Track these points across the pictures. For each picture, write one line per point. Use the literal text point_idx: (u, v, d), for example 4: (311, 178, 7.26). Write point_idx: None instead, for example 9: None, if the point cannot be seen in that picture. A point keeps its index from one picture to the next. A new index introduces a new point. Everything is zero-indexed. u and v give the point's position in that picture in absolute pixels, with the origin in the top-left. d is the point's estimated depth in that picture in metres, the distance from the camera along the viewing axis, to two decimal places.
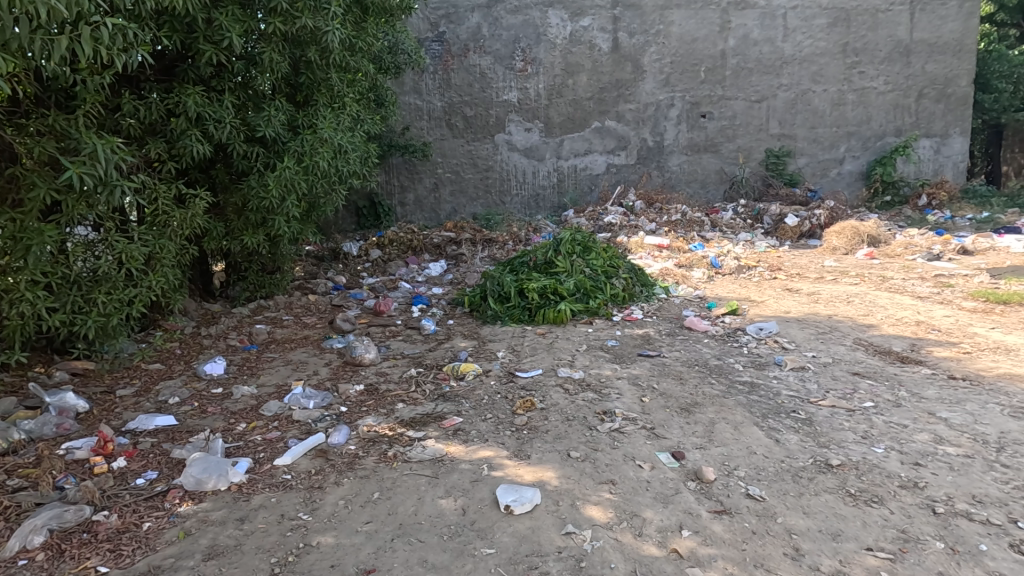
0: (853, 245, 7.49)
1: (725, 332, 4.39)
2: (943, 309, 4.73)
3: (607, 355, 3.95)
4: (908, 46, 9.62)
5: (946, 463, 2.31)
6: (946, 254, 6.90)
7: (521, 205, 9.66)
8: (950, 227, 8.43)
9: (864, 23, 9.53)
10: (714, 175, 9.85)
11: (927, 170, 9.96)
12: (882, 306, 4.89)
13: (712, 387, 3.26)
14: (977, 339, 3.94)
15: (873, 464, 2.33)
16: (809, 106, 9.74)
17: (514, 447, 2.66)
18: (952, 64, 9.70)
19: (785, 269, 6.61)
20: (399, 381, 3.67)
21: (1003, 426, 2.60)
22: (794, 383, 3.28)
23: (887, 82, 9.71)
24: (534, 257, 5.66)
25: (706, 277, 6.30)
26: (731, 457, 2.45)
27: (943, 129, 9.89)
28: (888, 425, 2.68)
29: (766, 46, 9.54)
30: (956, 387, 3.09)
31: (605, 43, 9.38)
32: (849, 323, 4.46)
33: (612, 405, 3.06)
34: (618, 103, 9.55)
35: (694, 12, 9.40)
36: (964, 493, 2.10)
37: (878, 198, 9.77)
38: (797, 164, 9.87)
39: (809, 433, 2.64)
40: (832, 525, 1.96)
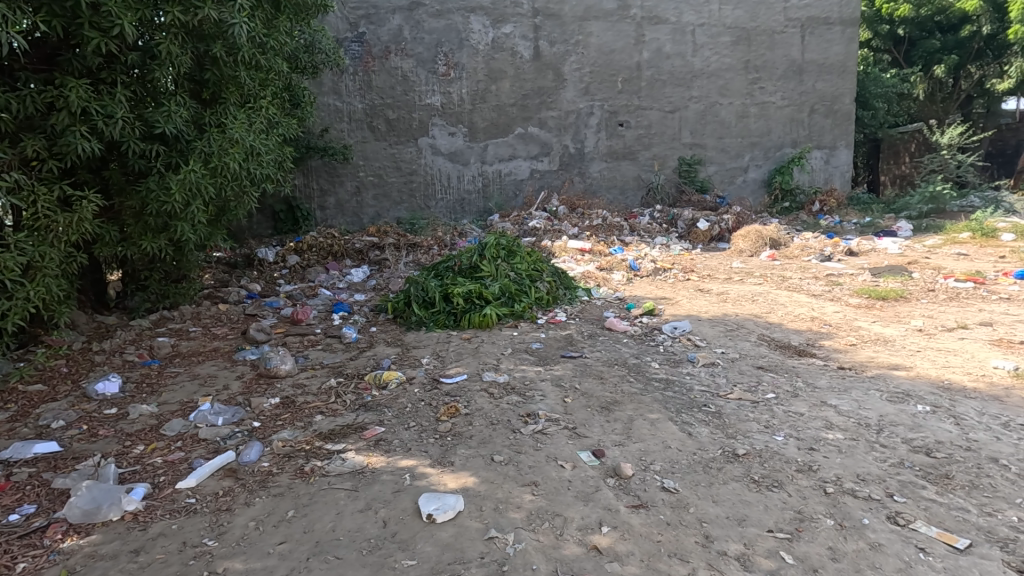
0: (758, 248, 8.06)
1: (643, 331, 4.58)
2: (834, 305, 5.18)
3: (532, 357, 4.00)
4: (801, 65, 10.51)
5: (835, 447, 2.52)
6: (835, 255, 7.58)
7: (446, 209, 9.61)
8: (839, 231, 9.27)
9: (763, 42, 10.30)
10: (632, 181, 10.26)
11: (819, 179, 10.91)
12: (782, 304, 5.29)
13: (631, 385, 3.39)
14: (861, 331, 4.36)
15: (774, 451, 2.51)
16: (716, 118, 10.39)
17: (438, 454, 2.62)
18: (838, 83, 10.70)
19: (697, 271, 7.00)
20: (318, 393, 3.52)
21: (883, 410, 2.87)
22: (705, 378, 3.48)
23: (784, 98, 10.54)
24: (459, 262, 5.64)
25: (625, 279, 6.54)
26: (648, 452, 2.55)
27: (832, 141, 10.87)
28: (787, 414, 2.90)
29: (677, 60, 10.08)
30: (844, 376, 3.40)
31: (527, 50, 9.54)
32: (753, 319, 4.79)
33: (536, 407, 3.10)
34: (541, 110, 9.74)
35: (611, 24, 9.76)
36: (850, 473, 2.30)
37: (778, 204, 10.59)
38: (707, 172, 10.51)
39: (718, 425, 2.81)
40: (738, 511, 2.08)
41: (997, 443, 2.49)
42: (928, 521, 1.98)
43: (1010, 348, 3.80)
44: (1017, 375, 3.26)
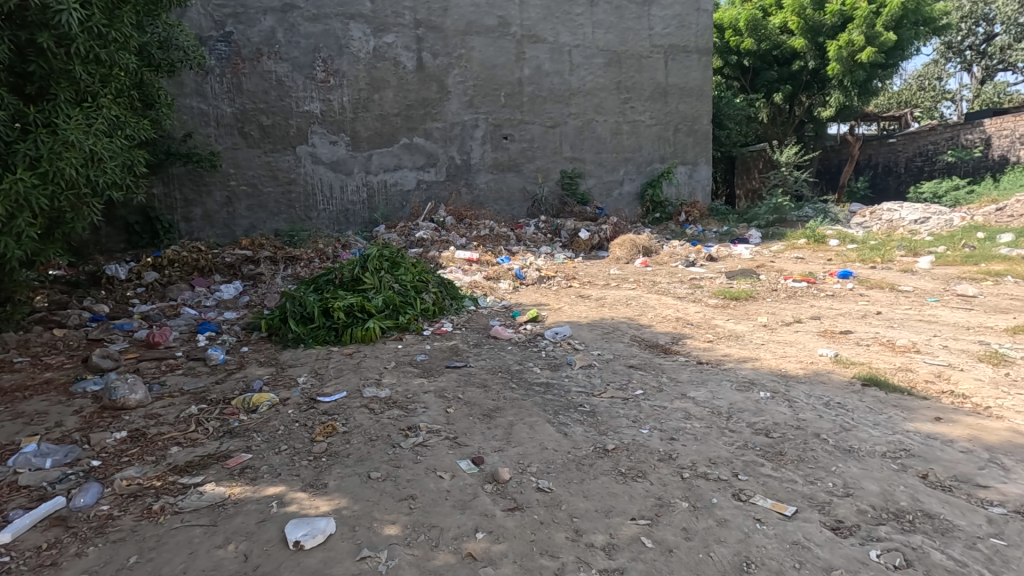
0: (633, 255, 8.67)
1: (526, 338, 4.70)
2: (696, 306, 5.68)
3: (416, 370, 3.95)
4: (665, 88, 11.48)
5: (692, 435, 2.75)
6: (699, 260, 8.34)
7: (329, 220, 9.23)
8: (702, 239, 10.23)
9: (632, 66, 11.13)
10: (518, 193, 10.55)
11: (684, 192, 11.96)
12: (652, 307, 5.72)
13: (513, 391, 3.46)
14: (717, 328, 4.83)
15: (640, 443, 2.69)
16: (593, 134, 11.02)
17: (310, 477, 2.48)
18: (697, 105, 11.80)
19: (578, 278, 7.36)
20: (175, 422, 3.19)
21: (732, 398, 3.20)
22: (582, 379, 3.66)
23: (652, 117, 11.45)
24: (340, 274, 5.43)
25: (511, 288, 6.69)
26: (525, 455, 2.62)
27: (694, 158, 11.97)
28: (653, 408, 3.13)
29: (555, 78, 10.56)
30: (703, 370, 3.74)
31: (410, 61, 9.48)
32: (627, 322, 5.12)
33: (417, 420, 3.05)
34: (425, 121, 9.71)
35: (492, 40, 10.02)
36: (703, 457, 2.52)
37: (650, 215, 11.45)
38: (586, 185, 11.10)
39: (591, 423, 2.95)
40: (606, 504, 2.20)
41: (821, 420, 2.86)
42: (765, 495, 2.21)
43: (834, 337, 4.40)
44: (837, 360, 3.79)
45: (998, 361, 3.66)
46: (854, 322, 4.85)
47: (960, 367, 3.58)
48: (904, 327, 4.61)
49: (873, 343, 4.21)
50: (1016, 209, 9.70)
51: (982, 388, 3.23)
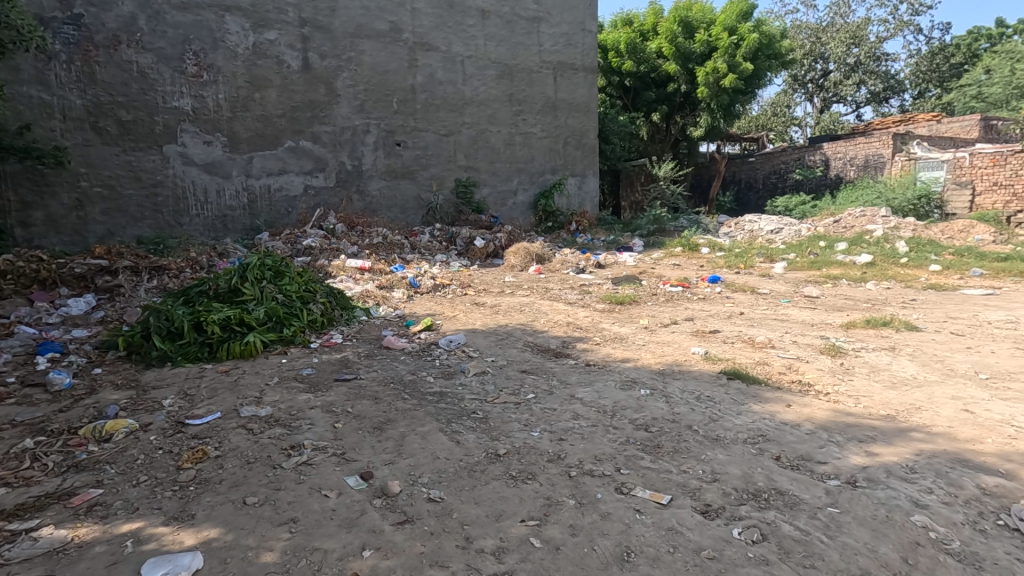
0: (526, 263, 8.89)
1: (420, 347, 4.64)
2: (585, 311, 5.95)
3: (302, 385, 3.72)
4: (555, 102, 11.94)
5: (579, 434, 2.87)
6: (588, 267, 8.74)
7: (204, 226, 8.48)
8: (591, 247, 10.75)
9: (523, 79, 11.46)
10: (412, 201, 10.41)
11: (574, 203, 12.50)
12: (544, 312, 5.90)
13: (406, 402, 3.39)
14: (604, 332, 5.09)
15: (531, 446, 2.74)
16: (487, 143, 11.18)
17: (174, 509, 2.24)
18: (585, 120, 12.39)
19: (473, 285, 7.41)
20: (4, 460, 2.74)
21: (616, 396, 3.38)
22: (476, 386, 3.67)
23: (543, 130, 11.85)
24: (215, 285, 5.00)
25: (405, 297, 6.56)
26: (416, 466, 2.56)
27: (583, 170, 12.55)
28: (544, 410, 3.21)
29: (448, 86, 10.58)
30: (590, 371, 3.91)
31: (294, 60, 9.03)
32: (520, 328, 5.23)
33: (301, 437, 2.88)
34: (313, 124, 9.28)
35: (383, 45, 9.83)
36: (589, 455, 2.63)
37: (543, 224, 11.81)
38: (481, 194, 11.23)
39: (484, 429, 2.97)
40: (496, 508, 2.22)
41: (692, 413, 3.10)
42: (644, 486, 2.35)
43: (704, 336, 4.82)
44: (707, 357, 4.15)
45: (834, 352, 4.21)
46: (721, 322, 5.34)
47: (806, 359, 4.07)
48: (762, 325, 5.16)
49: (737, 340, 4.65)
50: (849, 221, 11.27)
51: (823, 376, 3.69)
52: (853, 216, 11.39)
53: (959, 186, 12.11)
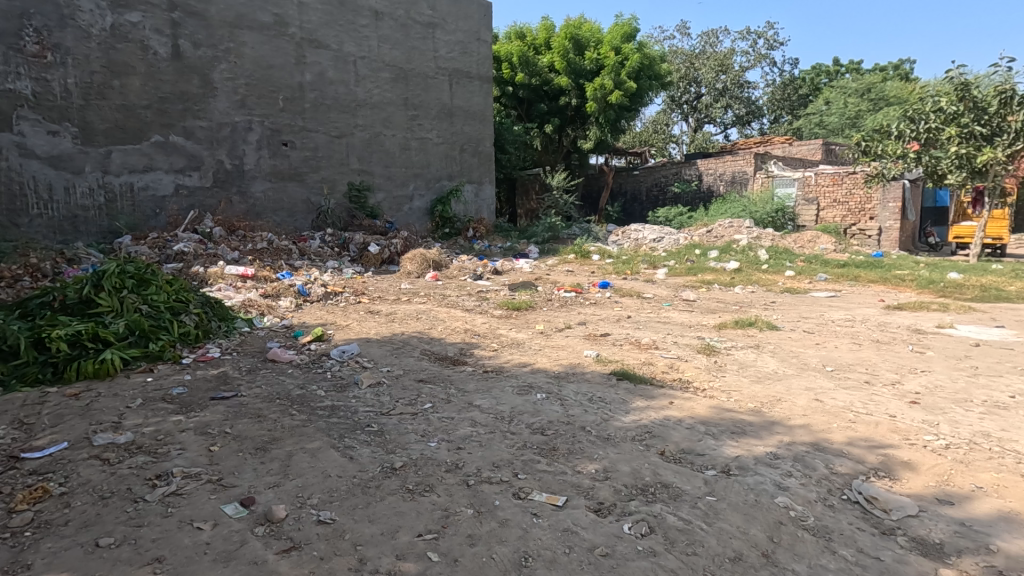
0: (423, 269, 8.76)
1: (309, 360, 4.37)
2: (482, 318, 5.97)
3: (171, 406, 3.34)
4: (451, 109, 11.92)
5: (477, 442, 2.86)
6: (485, 274, 8.80)
7: (49, 228, 7.42)
8: (489, 253, 10.84)
9: (418, 84, 11.33)
10: (301, 205, 9.85)
11: (471, 210, 12.54)
12: (441, 320, 5.83)
13: (293, 418, 3.16)
14: (501, 338, 5.13)
15: (428, 457, 2.69)
16: (382, 147, 10.90)
17: (2, 561, 1.91)
18: (481, 128, 12.49)
19: (368, 293, 7.15)
20: None
21: (513, 402, 3.42)
22: (370, 398, 3.52)
23: (439, 136, 11.79)
24: (62, 296, 4.37)
25: (292, 306, 6.16)
26: (305, 487, 2.40)
27: (479, 177, 12.63)
28: (441, 420, 3.16)
29: (340, 86, 10.18)
30: (487, 378, 3.91)
31: (162, 47, 8.22)
32: (417, 336, 5.12)
33: (170, 465, 2.59)
34: (185, 118, 8.48)
35: (267, 38, 9.24)
36: (487, 463, 2.63)
37: (440, 230, 11.71)
38: (375, 198, 10.91)
39: (379, 443, 2.86)
40: (392, 525, 2.14)
41: (585, 415, 3.21)
42: (541, 490, 2.39)
43: (596, 339, 5.03)
44: (598, 359, 4.33)
45: (709, 351, 4.59)
46: (611, 326, 5.62)
47: (686, 358, 4.40)
48: (647, 328, 5.50)
49: (625, 343, 4.91)
50: (720, 231, 12.41)
51: (701, 374, 4.00)
52: (723, 226, 12.57)
53: (807, 202, 13.78)
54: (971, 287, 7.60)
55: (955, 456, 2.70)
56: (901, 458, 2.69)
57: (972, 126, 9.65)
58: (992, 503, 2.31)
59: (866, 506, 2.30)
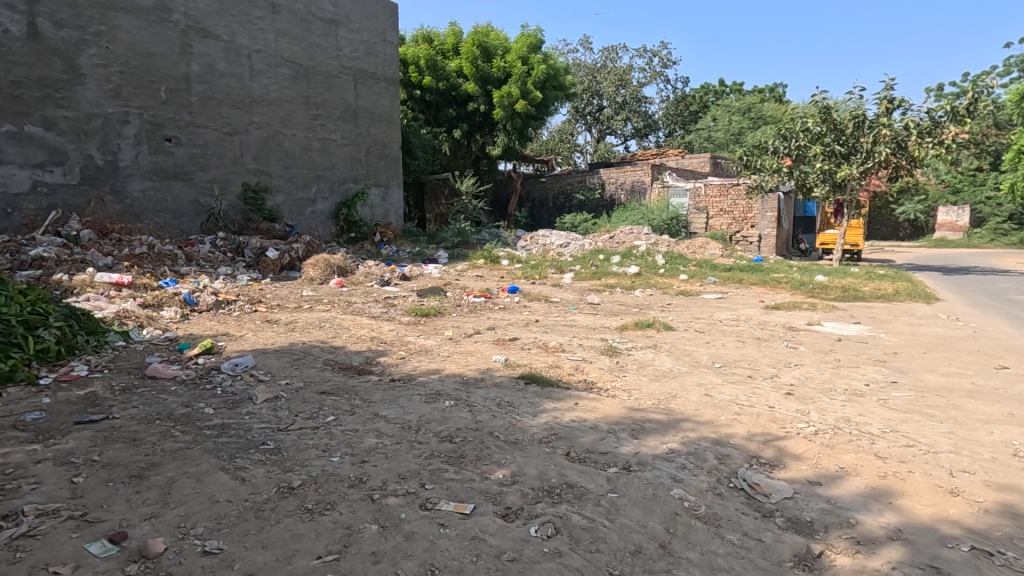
0: (327, 275, 8.39)
1: (197, 375, 4.00)
2: (390, 325, 5.82)
3: (24, 434, 2.92)
4: (355, 110, 11.56)
5: (384, 453, 2.76)
6: (393, 280, 8.59)
7: None
8: (397, 258, 10.59)
9: (320, 82, 10.87)
10: (188, 206, 9.08)
11: (378, 214, 12.20)
12: (346, 328, 5.61)
13: (176, 441, 2.88)
14: (409, 345, 5.03)
15: (329, 473, 2.55)
16: (280, 147, 10.33)
17: None
18: (388, 131, 12.20)
19: (265, 301, 6.71)
20: None
21: (421, 410, 3.35)
22: (266, 414, 3.29)
23: (343, 137, 11.37)
24: None
25: (177, 316, 5.63)
26: (189, 516, 2.19)
27: (386, 180, 12.33)
28: (345, 433, 3.02)
29: (232, 80, 9.52)
30: (394, 387, 3.80)
31: (15, 26, 7.35)
32: (319, 346, 4.88)
33: (22, 502, 2.26)
34: (45, 107, 7.60)
35: (146, 23, 8.47)
36: (393, 475, 2.54)
37: (345, 234, 11.26)
38: (273, 201, 10.31)
39: (275, 461, 2.67)
40: (288, 549, 2.00)
41: (493, 419, 3.22)
42: (449, 499, 2.35)
43: (504, 344, 5.07)
44: (507, 364, 4.37)
45: (612, 352, 4.80)
46: (519, 330, 5.70)
47: (590, 359, 4.56)
48: (554, 331, 5.63)
49: (533, 346, 4.99)
50: (621, 237, 13.05)
51: (604, 374, 4.16)
52: (625, 233, 13.22)
53: (698, 211, 14.84)
54: (833, 288, 8.58)
55: (823, 441, 3.01)
56: (778, 445, 2.96)
57: (833, 146, 10.86)
58: (853, 481, 2.59)
59: (749, 492, 2.50)
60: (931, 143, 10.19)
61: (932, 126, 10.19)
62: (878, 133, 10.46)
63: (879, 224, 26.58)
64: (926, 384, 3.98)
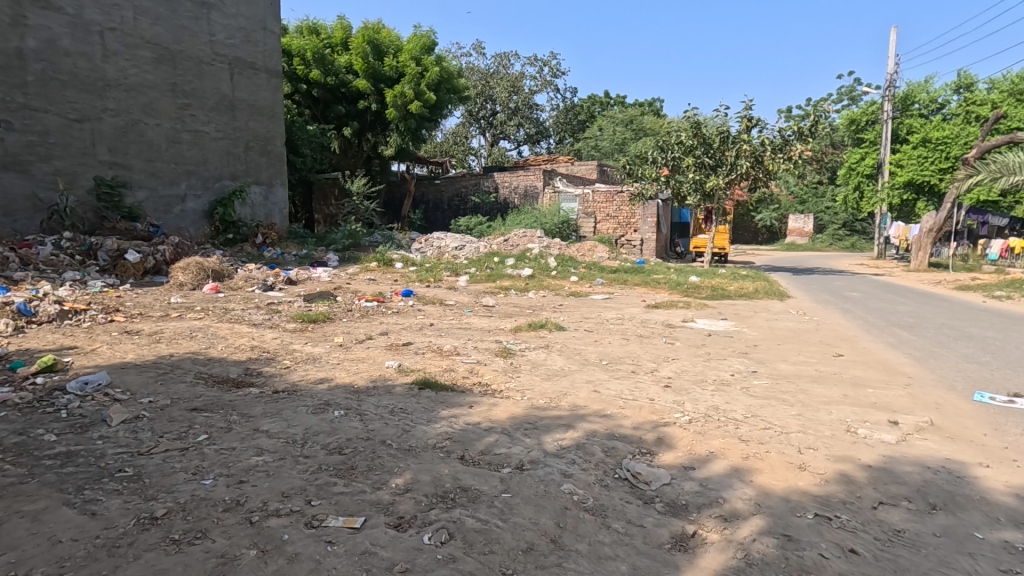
0: (199, 280, 7.66)
1: (34, 397, 3.46)
2: (273, 332, 5.44)
3: None
4: (232, 101, 10.72)
5: (265, 472, 2.57)
6: (277, 284, 8.05)
7: None
8: (281, 262, 9.93)
9: (189, 69, 9.98)
10: (24, 202, 8.04)
11: (259, 214, 11.37)
12: (223, 337, 5.16)
13: (6, 475, 2.47)
14: (295, 353, 4.75)
15: (200, 498, 2.32)
16: (142, 137, 9.36)
17: None
18: (269, 125, 11.43)
19: (124, 309, 5.98)
20: None
21: (307, 422, 3.17)
22: (124, 437, 2.92)
23: (217, 130, 10.49)
24: None
25: (8, 329, 4.84)
26: (22, 562, 1.89)
27: (268, 179, 11.54)
28: (219, 452, 2.77)
29: (79, 60, 8.55)
30: (278, 400, 3.55)
31: None
32: (190, 357, 4.44)
33: None
34: None
35: None
36: (275, 493, 2.38)
37: (221, 236, 10.37)
38: (133, 198, 9.26)
39: (135, 490, 2.38)
40: None
41: (386, 428, 3.13)
42: (337, 513, 2.25)
43: (398, 349, 4.96)
44: (400, 369, 4.27)
45: (506, 354, 4.87)
46: (413, 334, 5.59)
47: (484, 361, 4.59)
48: (449, 335, 5.61)
49: (427, 350, 4.92)
50: (515, 240, 13.32)
51: (498, 376, 4.21)
52: (518, 236, 13.50)
53: (587, 216, 15.55)
54: (705, 287, 9.41)
55: (696, 428, 3.28)
56: (657, 434, 3.18)
57: (703, 158, 11.93)
58: (721, 462, 2.85)
59: (633, 481, 2.65)
60: (782, 158, 11.56)
61: (783, 144, 11.56)
62: (739, 147, 11.66)
63: (743, 229, 29.58)
64: (780, 372, 4.49)
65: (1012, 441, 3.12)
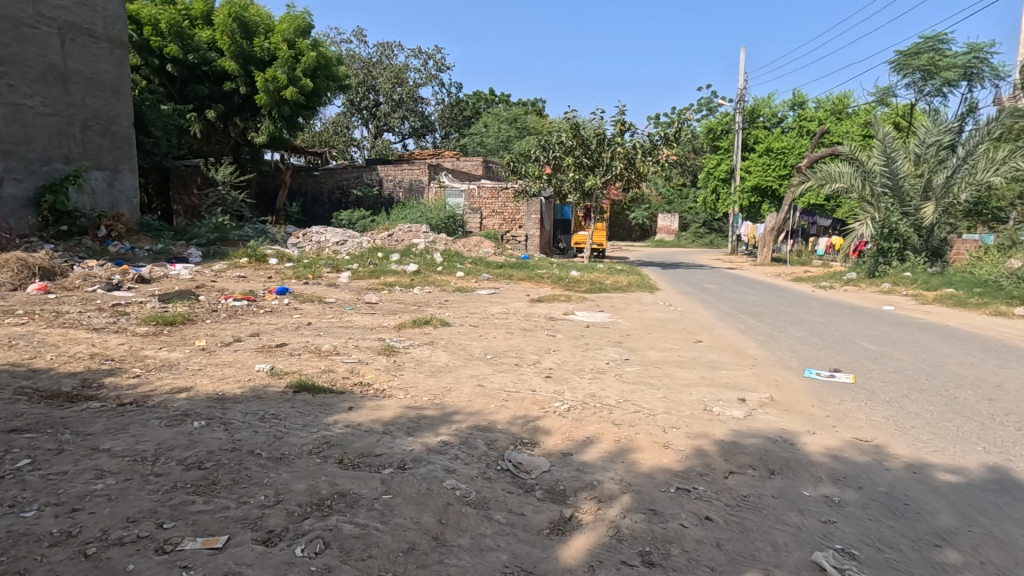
0: (22, 280, 6.54)
1: None
2: (119, 337, 4.80)
3: None
4: (63, 72, 9.31)
5: (105, 496, 2.26)
6: (125, 283, 7.11)
7: None
8: (131, 257, 8.79)
9: (4, 30, 8.52)
10: None
11: (102, 203, 9.97)
12: (53, 345, 4.45)
13: None
14: (146, 360, 4.23)
15: (19, 535, 1.98)
16: None
17: None
18: (112, 103, 10.08)
19: None
20: None
21: (160, 437, 2.83)
22: None
23: (44, 104, 9.05)
24: None
25: None
26: None
27: (112, 163, 10.16)
28: (45, 479, 2.38)
29: None
30: (124, 414, 3.13)
31: None
32: (8, 371, 3.76)
33: None
34: None
35: None
36: (118, 520, 2.09)
37: (52, 227, 8.93)
38: None
39: None
40: None
41: (255, 436, 2.89)
42: (195, 534, 2.04)
43: (270, 351, 4.61)
44: (272, 373, 3.97)
45: (389, 352, 4.73)
46: (288, 335, 5.25)
47: (366, 361, 4.43)
48: (329, 334, 5.34)
49: (304, 351, 4.64)
50: (400, 235, 13.02)
51: (380, 375, 4.08)
52: (403, 231, 13.22)
53: (472, 211, 15.62)
54: (584, 281, 9.89)
55: (574, 415, 3.43)
56: (537, 424, 3.28)
57: (581, 158, 12.50)
58: (596, 446, 3.01)
59: (515, 471, 2.71)
60: (651, 161, 12.47)
61: (652, 148, 12.48)
62: (614, 150, 12.37)
63: (619, 227, 31.53)
64: (649, 358, 4.86)
65: (832, 410, 3.66)
